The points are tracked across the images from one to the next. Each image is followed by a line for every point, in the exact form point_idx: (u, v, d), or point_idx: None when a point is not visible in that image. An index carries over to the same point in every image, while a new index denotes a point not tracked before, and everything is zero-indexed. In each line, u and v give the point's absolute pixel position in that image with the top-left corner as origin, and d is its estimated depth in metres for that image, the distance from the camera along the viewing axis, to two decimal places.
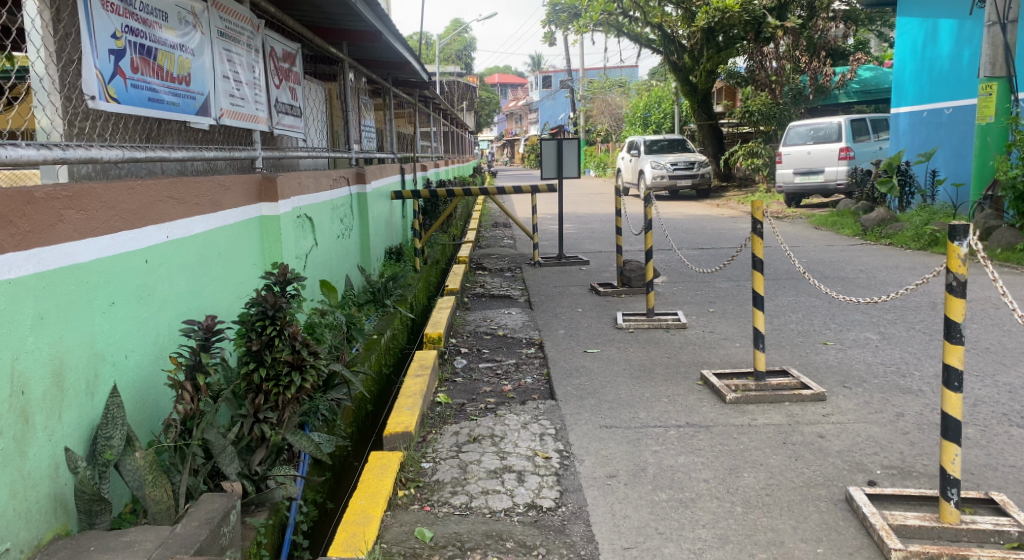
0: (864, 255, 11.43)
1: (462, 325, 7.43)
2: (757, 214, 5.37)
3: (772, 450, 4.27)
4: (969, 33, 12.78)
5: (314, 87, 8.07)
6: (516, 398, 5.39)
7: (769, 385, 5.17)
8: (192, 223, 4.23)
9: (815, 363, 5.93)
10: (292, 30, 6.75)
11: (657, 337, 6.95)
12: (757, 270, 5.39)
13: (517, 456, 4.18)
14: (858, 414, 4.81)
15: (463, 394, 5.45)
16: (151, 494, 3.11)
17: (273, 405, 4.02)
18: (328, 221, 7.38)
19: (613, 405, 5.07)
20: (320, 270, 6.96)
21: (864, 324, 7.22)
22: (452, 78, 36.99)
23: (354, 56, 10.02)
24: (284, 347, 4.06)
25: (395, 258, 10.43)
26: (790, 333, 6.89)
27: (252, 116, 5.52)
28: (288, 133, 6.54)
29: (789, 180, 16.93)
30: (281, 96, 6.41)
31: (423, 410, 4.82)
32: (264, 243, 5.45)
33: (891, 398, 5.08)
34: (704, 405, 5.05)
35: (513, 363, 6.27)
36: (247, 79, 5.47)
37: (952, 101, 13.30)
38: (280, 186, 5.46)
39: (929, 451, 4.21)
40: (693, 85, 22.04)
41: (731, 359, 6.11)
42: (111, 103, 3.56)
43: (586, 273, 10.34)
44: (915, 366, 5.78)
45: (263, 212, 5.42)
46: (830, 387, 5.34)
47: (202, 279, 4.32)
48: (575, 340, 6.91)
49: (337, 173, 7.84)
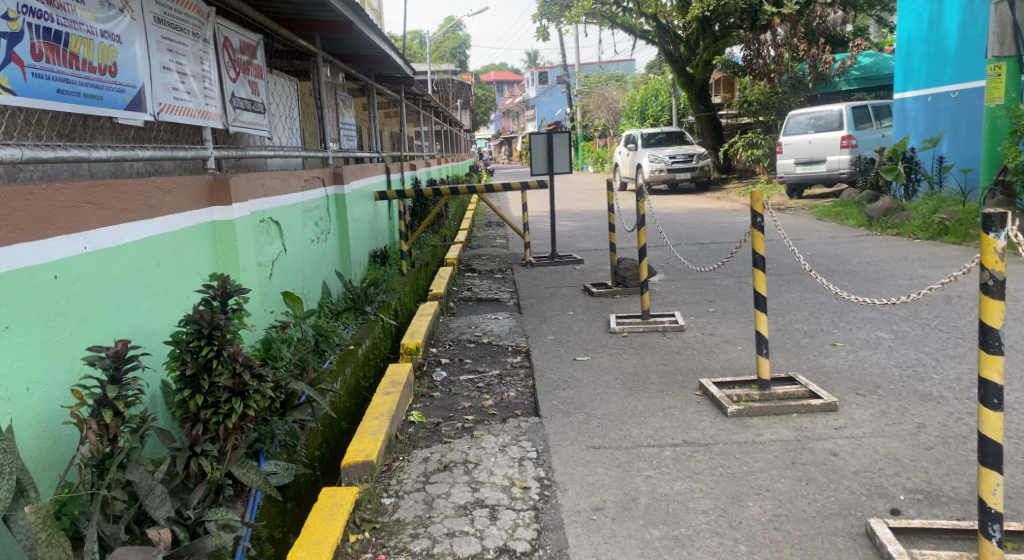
0: (870, 246, 10.94)
1: (445, 333, 6.95)
2: (757, 207, 4.88)
3: (779, 473, 3.79)
4: (976, 12, 12.31)
5: (281, 82, 7.57)
6: (496, 415, 4.89)
7: (775, 395, 4.70)
8: (121, 231, 3.76)
9: (825, 368, 5.45)
10: (252, 19, 6.25)
11: (653, 340, 6.46)
12: (758, 268, 4.89)
13: (491, 487, 3.70)
14: (875, 426, 4.32)
15: (440, 412, 4.96)
16: (46, 555, 2.70)
17: (212, 436, 3.60)
18: (300, 226, 6.92)
19: (603, 421, 4.58)
20: (290, 279, 6.51)
21: (875, 322, 6.72)
22: (444, 76, 36.40)
23: (329, 50, 9.54)
24: (224, 371, 3.64)
25: (380, 261, 9.94)
26: (796, 334, 6.41)
27: (201, 112, 5.06)
28: (248, 130, 6.06)
29: (791, 171, 16.43)
30: (239, 91, 5.93)
31: (391, 434, 4.34)
32: (218, 251, 5.00)
33: (910, 407, 4.59)
34: (703, 419, 4.56)
35: (496, 375, 5.76)
36: (193, 72, 4.98)
37: (958, 84, 12.86)
38: (234, 188, 5.01)
39: (959, 471, 3.72)
40: (690, 75, 21.60)
41: (732, 365, 5.63)
42: (2, 94, 3.15)
43: (581, 272, 9.86)
44: (934, 369, 5.28)
45: (216, 216, 4.97)
46: (842, 395, 4.85)
47: (137, 294, 3.87)
48: (564, 346, 6.43)
49: (310, 173, 7.38)
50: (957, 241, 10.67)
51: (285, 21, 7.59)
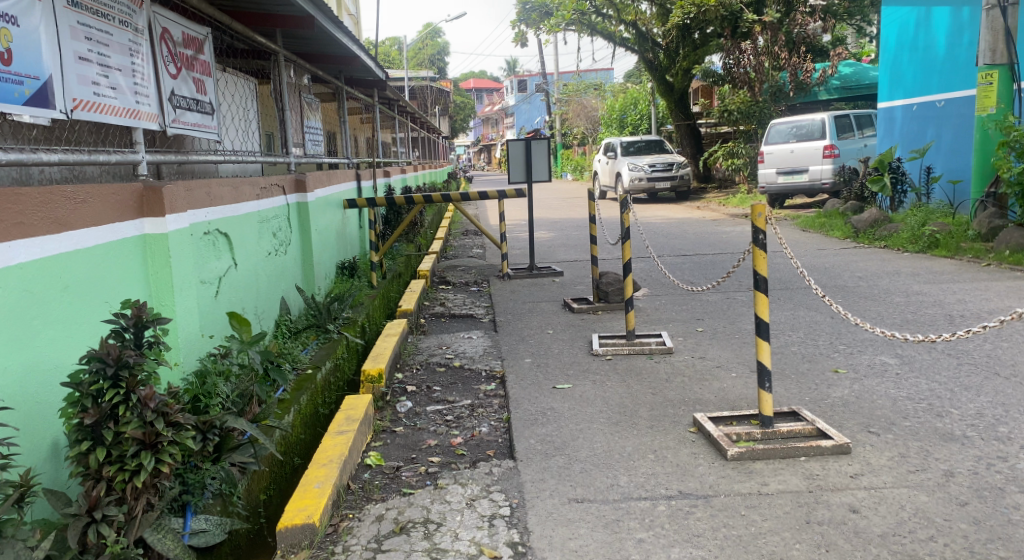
0: (861, 259, 10.50)
1: (413, 355, 6.35)
2: (758, 221, 4.34)
3: (791, 535, 3.28)
4: (962, 20, 11.95)
5: (232, 82, 6.97)
6: (465, 456, 4.32)
7: (779, 433, 4.20)
8: (13, 251, 3.26)
9: (830, 400, 4.91)
10: (200, 11, 5.65)
11: (638, 364, 5.92)
12: (760, 291, 4.34)
13: (455, 557, 3.24)
14: (896, 474, 3.76)
15: (401, 453, 4.38)
16: None
17: (117, 497, 3.06)
18: (254, 237, 6.31)
19: (588, 467, 4.03)
20: (242, 297, 5.91)
21: (877, 344, 6.20)
22: (422, 83, 35.75)
23: (293, 50, 8.94)
24: (132, 419, 3.08)
25: (349, 272, 9.31)
26: (794, 358, 5.88)
27: (130, 110, 4.48)
28: (192, 133, 5.46)
29: (772, 180, 15.85)
30: (181, 88, 5.32)
31: (341, 485, 3.79)
32: (149, 269, 4.39)
33: (933, 449, 4.03)
34: (700, 464, 4.02)
35: (467, 406, 5.17)
36: (120, 65, 4.39)
37: (945, 93, 12.48)
38: (167, 197, 4.40)
39: (1004, 535, 3.22)
40: (669, 84, 21.23)
41: (727, 396, 5.08)
42: None
43: (560, 286, 9.31)
44: (951, 402, 4.74)
45: (146, 230, 4.38)
46: (854, 433, 4.30)
47: (33, 324, 3.36)
48: (544, 371, 5.85)
49: (267, 181, 6.77)
50: (949, 254, 10.23)
51: (240, 14, 7.00)
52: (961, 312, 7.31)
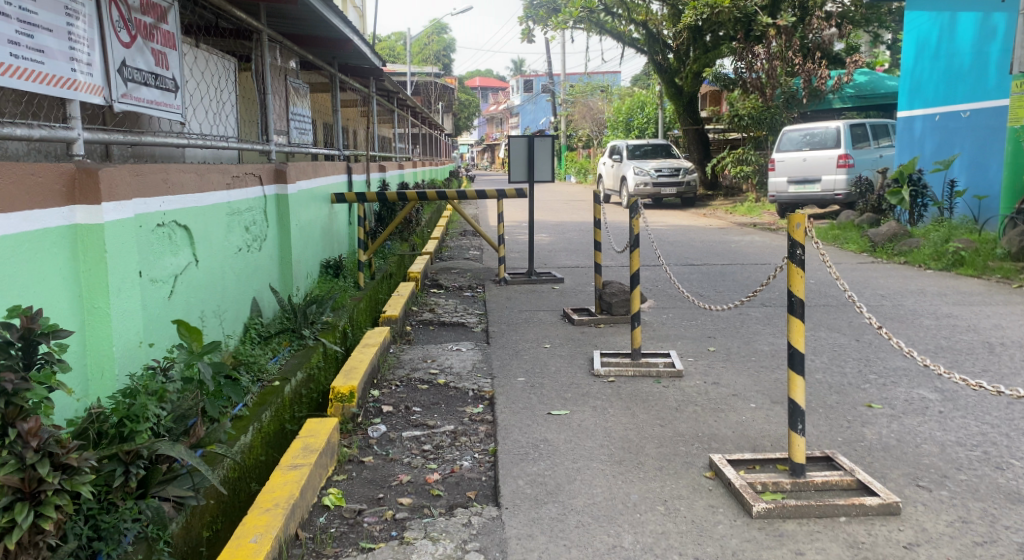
0: (880, 275, 9.83)
1: (393, 369, 5.68)
2: (798, 234, 3.65)
3: None
4: (993, 25, 11.35)
5: (206, 59, 6.29)
6: (442, 498, 3.66)
7: (813, 485, 3.55)
8: None
9: (868, 442, 4.24)
10: None
11: (646, 388, 5.26)
12: (796, 316, 3.67)
13: None
14: (959, 547, 3.14)
15: (366, 491, 3.73)
16: None
17: None
18: (221, 230, 5.63)
19: (586, 518, 3.39)
20: (202, 297, 5.22)
21: (911, 373, 5.55)
22: (426, 80, 34.93)
23: (278, 30, 8.24)
24: (7, 461, 2.52)
25: (333, 272, 8.64)
26: (821, 388, 5.21)
27: (64, 79, 3.82)
28: (148, 111, 4.79)
29: (782, 189, 15.15)
30: (136, 59, 4.64)
31: (286, 536, 3.13)
32: (79, 264, 3.71)
33: (999, 513, 3.39)
34: (720, 521, 3.37)
35: (448, 433, 4.50)
36: (51, 22, 3.72)
37: (970, 103, 11.85)
38: (104, 181, 3.72)
39: None
40: (679, 87, 20.53)
41: (749, 433, 4.42)
42: None
43: (560, 294, 8.65)
44: (1009, 451, 4.09)
45: (78, 219, 3.69)
46: (901, 488, 3.63)
47: None
48: (538, 393, 5.18)
49: (240, 169, 6.09)
50: (976, 273, 9.54)
51: None
52: (997, 339, 6.66)
